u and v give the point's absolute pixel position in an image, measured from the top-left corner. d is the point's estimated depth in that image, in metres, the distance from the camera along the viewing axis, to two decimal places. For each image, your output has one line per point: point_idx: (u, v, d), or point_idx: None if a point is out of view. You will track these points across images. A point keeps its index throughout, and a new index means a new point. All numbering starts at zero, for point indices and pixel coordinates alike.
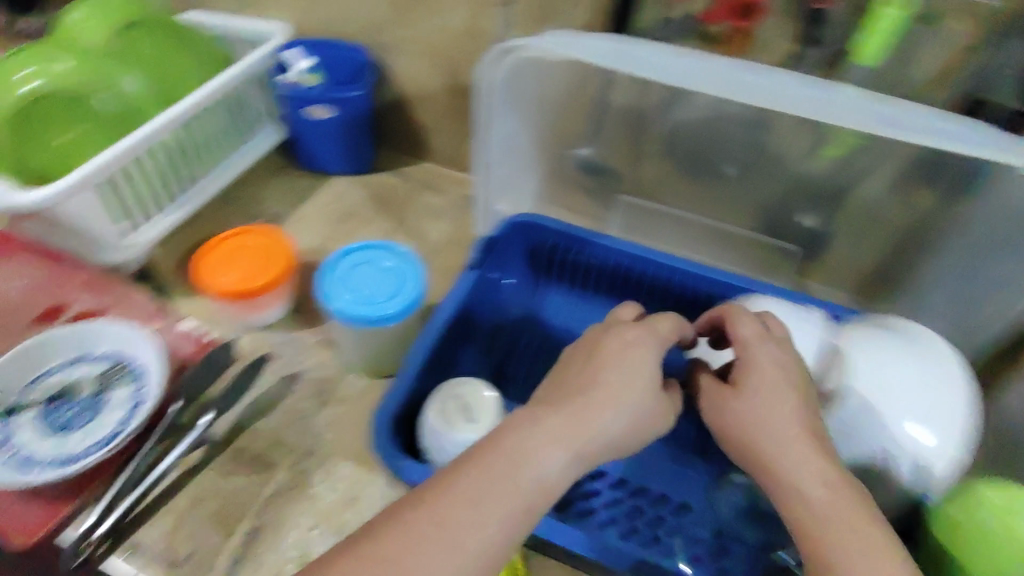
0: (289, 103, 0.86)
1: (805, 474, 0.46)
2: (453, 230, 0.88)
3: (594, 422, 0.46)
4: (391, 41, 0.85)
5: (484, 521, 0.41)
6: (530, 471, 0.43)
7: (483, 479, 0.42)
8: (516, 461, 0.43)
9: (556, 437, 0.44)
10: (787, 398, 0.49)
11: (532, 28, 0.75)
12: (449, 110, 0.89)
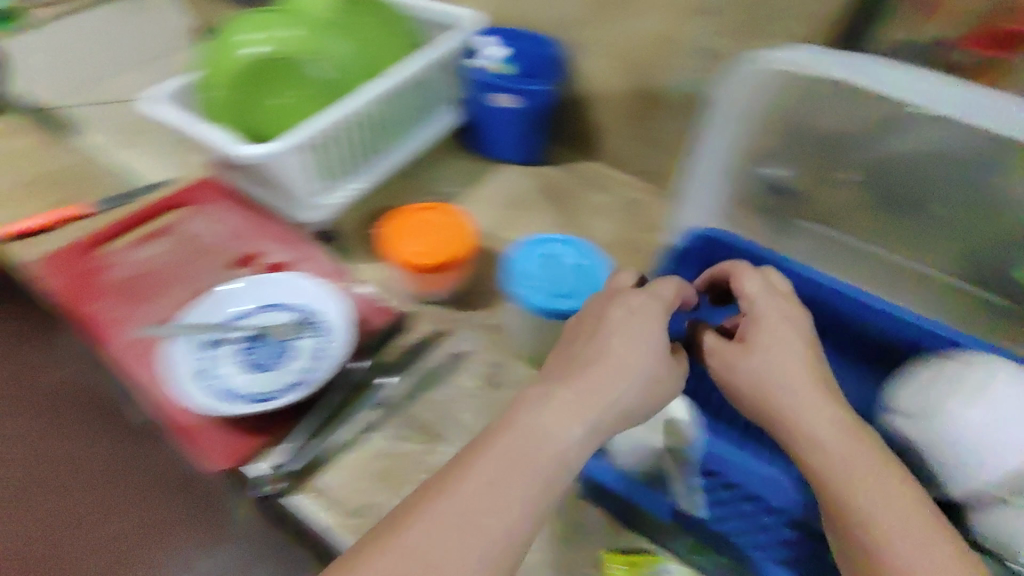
0: (477, 90, 0.88)
1: (836, 455, 0.46)
2: (619, 233, 0.87)
3: (603, 400, 0.47)
4: (580, 39, 0.84)
5: (508, 499, 0.43)
6: (547, 443, 0.45)
7: (494, 457, 0.44)
8: (535, 436, 0.45)
9: (568, 416, 0.46)
10: (806, 374, 0.49)
11: (739, 39, 0.71)
12: (628, 113, 0.87)
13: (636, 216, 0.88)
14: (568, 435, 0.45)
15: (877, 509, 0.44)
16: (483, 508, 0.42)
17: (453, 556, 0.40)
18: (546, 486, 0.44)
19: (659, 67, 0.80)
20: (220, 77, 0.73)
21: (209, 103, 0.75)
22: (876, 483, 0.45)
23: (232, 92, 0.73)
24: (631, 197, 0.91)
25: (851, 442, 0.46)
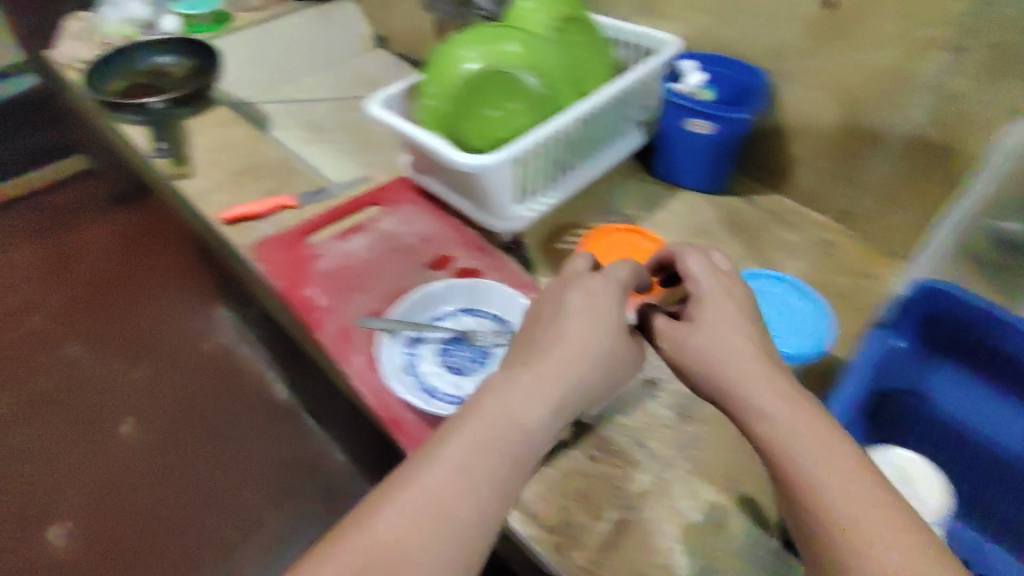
0: (672, 115, 0.85)
1: (777, 432, 0.46)
2: (811, 274, 0.82)
3: (551, 389, 0.52)
4: (791, 69, 0.80)
5: (481, 479, 0.48)
6: (508, 424, 0.50)
7: (464, 443, 0.49)
8: (502, 421, 0.50)
9: (522, 400, 0.51)
10: (742, 345, 0.52)
11: (985, 81, 0.66)
12: (833, 148, 0.82)
13: (831, 258, 0.84)
14: (526, 416, 0.51)
15: (822, 481, 0.43)
16: (454, 486, 0.47)
17: (414, 525, 0.45)
18: (499, 466, 0.48)
19: (882, 104, 0.75)
20: (440, 86, 0.74)
21: (424, 110, 0.75)
22: (784, 442, 0.45)
23: (450, 101, 0.74)
24: (823, 237, 0.86)
25: (810, 417, 0.46)
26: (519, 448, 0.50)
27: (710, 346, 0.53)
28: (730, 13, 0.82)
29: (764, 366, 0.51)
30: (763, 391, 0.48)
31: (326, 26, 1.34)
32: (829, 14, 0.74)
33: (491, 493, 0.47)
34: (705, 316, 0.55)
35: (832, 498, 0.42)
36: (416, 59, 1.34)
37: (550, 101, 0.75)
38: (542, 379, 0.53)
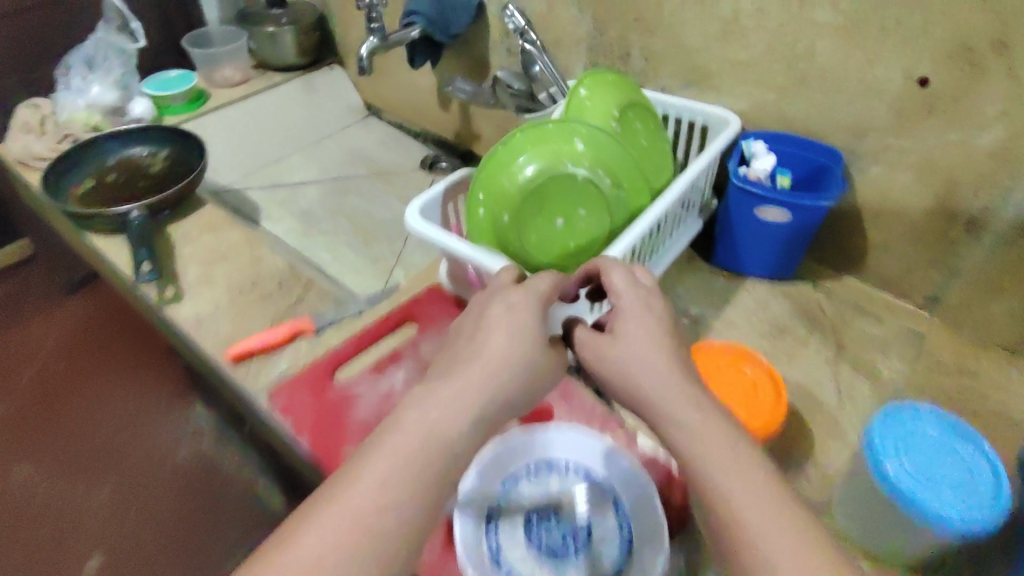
0: (739, 202, 0.75)
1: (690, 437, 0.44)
2: (914, 374, 0.72)
3: (472, 385, 0.46)
4: (870, 147, 0.72)
5: (405, 496, 0.41)
6: (431, 442, 0.44)
7: (390, 455, 0.43)
8: (425, 433, 0.44)
9: (451, 404, 0.45)
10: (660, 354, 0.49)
11: None
12: (917, 232, 0.74)
13: (929, 352, 0.74)
14: (448, 428, 0.44)
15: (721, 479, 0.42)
16: (372, 505, 0.41)
17: (332, 555, 0.39)
18: (422, 482, 0.42)
19: (982, 186, 0.66)
20: (495, 196, 0.61)
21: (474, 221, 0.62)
22: (703, 451, 0.43)
23: (507, 212, 0.60)
24: (911, 329, 0.76)
25: (706, 421, 0.45)
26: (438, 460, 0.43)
27: (633, 359, 0.49)
28: (799, 87, 0.73)
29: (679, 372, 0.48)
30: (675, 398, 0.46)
31: (314, 103, 1.22)
32: (921, 89, 0.65)
33: (406, 507, 0.41)
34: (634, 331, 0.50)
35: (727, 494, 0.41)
36: (416, 132, 1.23)
37: (625, 209, 0.63)
38: (474, 392, 0.46)
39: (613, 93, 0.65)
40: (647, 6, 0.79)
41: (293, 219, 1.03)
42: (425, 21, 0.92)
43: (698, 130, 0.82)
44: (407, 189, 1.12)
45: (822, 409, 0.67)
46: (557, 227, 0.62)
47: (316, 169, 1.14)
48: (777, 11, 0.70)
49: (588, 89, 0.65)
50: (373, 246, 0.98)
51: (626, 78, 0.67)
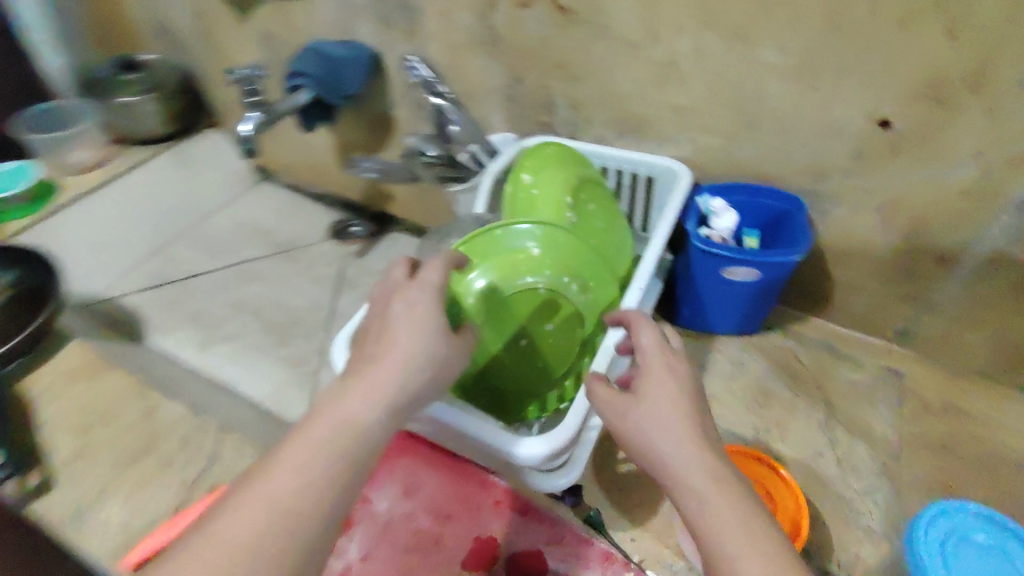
0: (704, 265, 0.67)
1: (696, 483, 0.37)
2: (906, 425, 0.67)
3: (388, 371, 0.40)
4: (833, 188, 0.66)
5: (319, 481, 0.36)
6: (346, 432, 0.38)
7: (300, 447, 0.37)
8: (338, 428, 0.38)
9: (366, 395, 0.39)
10: (674, 410, 0.41)
11: None
12: (887, 270, 0.69)
13: (915, 394, 0.70)
14: (360, 418, 0.38)
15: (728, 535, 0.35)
16: (287, 493, 0.35)
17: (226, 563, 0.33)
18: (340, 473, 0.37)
19: (958, 224, 0.63)
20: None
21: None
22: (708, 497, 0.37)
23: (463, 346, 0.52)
24: (891, 369, 0.72)
25: (711, 465, 0.38)
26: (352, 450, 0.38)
27: (646, 415, 0.41)
28: (749, 131, 0.66)
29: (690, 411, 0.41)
30: (678, 440, 0.39)
31: (191, 177, 1.05)
32: (886, 130, 0.60)
33: (320, 497, 0.36)
34: (654, 380, 0.42)
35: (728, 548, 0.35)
36: (318, 195, 1.07)
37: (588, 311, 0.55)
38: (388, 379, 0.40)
39: (560, 178, 0.58)
40: (570, 52, 0.69)
41: (186, 326, 0.86)
42: (315, 83, 0.79)
43: (643, 182, 0.74)
44: (317, 266, 0.97)
45: (826, 489, 0.61)
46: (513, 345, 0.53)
47: (206, 256, 0.97)
48: (720, 53, 0.62)
49: (534, 175, 0.57)
50: (290, 348, 0.84)
51: (573, 154, 0.58)
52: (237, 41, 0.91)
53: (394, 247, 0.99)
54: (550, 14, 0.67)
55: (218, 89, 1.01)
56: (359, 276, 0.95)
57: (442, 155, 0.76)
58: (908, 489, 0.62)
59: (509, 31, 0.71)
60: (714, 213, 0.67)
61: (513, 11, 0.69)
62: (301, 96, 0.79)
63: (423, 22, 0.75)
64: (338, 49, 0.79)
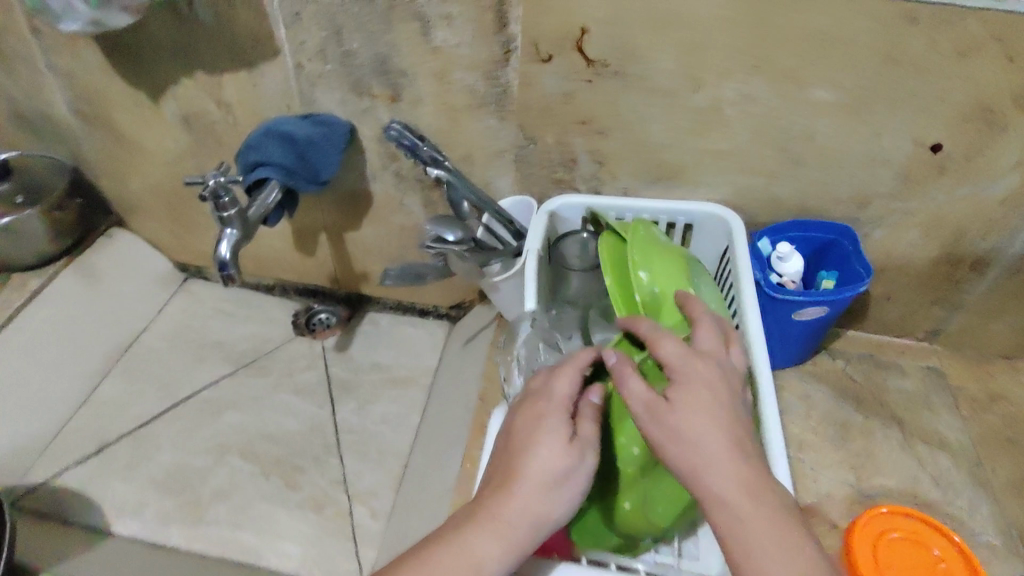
0: (774, 311, 0.65)
1: (729, 496, 0.36)
2: (967, 424, 0.70)
3: (519, 502, 0.39)
4: (874, 214, 0.65)
5: None
6: (468, 569, 0.38)
7: (428, 567, 0.38)
8: (467, 558, 0.38)
9: (499, 524, 0.38)
10: (723, 425, 0.38)
11: None
12: (922, 278, 0.70)
13: (958, 389, 0.73)
14: (485, 550, 0.38)
15: (761, 537, 0.36)
16: None
17: None
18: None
19: (991, 229, 0.64)
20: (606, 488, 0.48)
21: (582, 522, 0.49)
22: (740, 508, 0.36)
23: (628, 502, 0.47)
24: (931, 366, 0.75)
25: (748, 478, 0.37)
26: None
27: (683, 429, 0.38)
28: (793, 168, 0.63)
29: (729, 425, 0.39)
30: (724, 453, 0.37)
31: (104, 297, 0.85)
32: (934, 154, 0.59)
33: None
34: (692, 395, 0.39)
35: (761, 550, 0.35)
36: (267, 284, 0.91)
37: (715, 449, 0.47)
38: (514, 521, 0.38)
39: (669, 266, 0.53)
40: (595, 105, 0.62)
41: (163, 497, 0.72)
42: (283, 172, 0.65)
43: (681, 229, 0.69)
44: (295, 372, 0.84)
45: (938, 513, 0.62)
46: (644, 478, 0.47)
47: (154, 397, 0.81)
48: (767, 97, 0.58)
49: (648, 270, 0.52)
50: (301, 494, 0.72)
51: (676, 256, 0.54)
52: (152, 123, 0.74)
53: (372, 333, 0.87)
54: (574, 68, 0.60)
55: (126, 181, 0.82)
56: (354, 378, 0.83)
57: (463, 240, 0.65)
58: (998, 491, 0.64)
59: (523, 88, 0.62)
60: (780, 258, 0.65)
61: (528, 66, 0.60)
62: (270, 194, 0.65)
63: (411, 85, 0.64)
64: (304, 129, 0.65)
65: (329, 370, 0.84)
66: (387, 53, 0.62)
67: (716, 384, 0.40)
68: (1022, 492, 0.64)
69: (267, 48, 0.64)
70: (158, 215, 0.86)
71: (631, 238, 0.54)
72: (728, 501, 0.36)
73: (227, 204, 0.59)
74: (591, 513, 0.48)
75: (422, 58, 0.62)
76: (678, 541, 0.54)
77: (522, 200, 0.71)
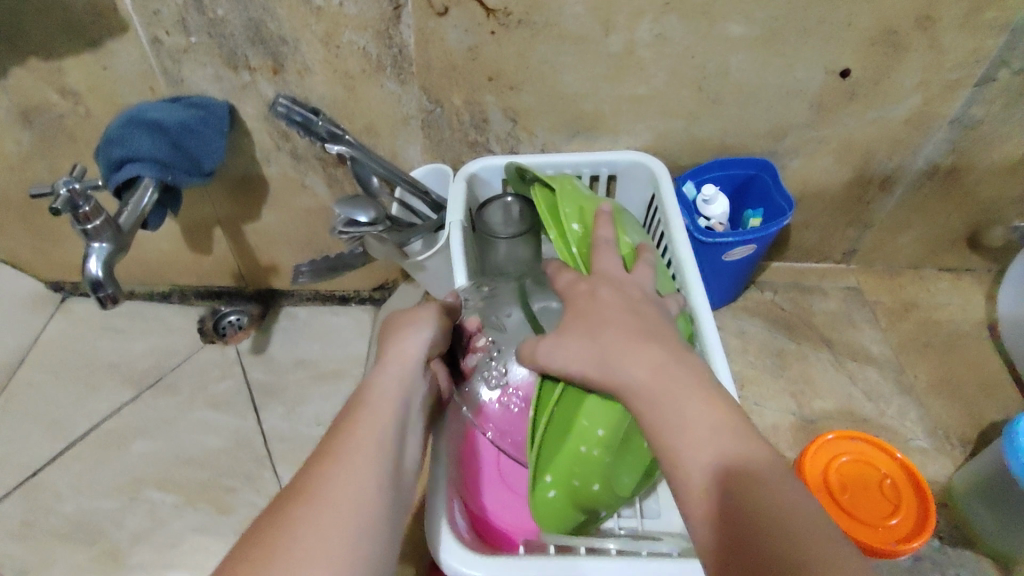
0: (706, 253, 0.65)
1: (649, 387, 0.35)
2: (888, 335, 0.73)
3: (398, 349, 0.44)
4: (791, 145, 0.66)
5: (372, 438, 0.38)
6: (382, 404, 0.40)
7: (352, 425, 0.39)
8: (380, 398, 0.41)
9: (389, 369, 0.42)
10: (622, 326, 0.38)
11: (1012, 100, 0.61)
12: (837, 205, 0.72)
13: (875, 303, 0.76)
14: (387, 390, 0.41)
15: (685, 415, 0.34)
16: (357, 456, 0.37)
17: (330, 522, 0.33)
18: (384, 432, 0.39)
19: (896, 148, 0.66)
20: (569, 469, 0.43)
21: (546, 508, 0.44)
22: (663, 395, 0.35)
23: (597, 481, 0.44)
24: (852, 285, 0.78)
25: (661, 362, 0.36)
26: (391, 414, 0.40)
27: (584, 347, 0.38)
28: (711, 108, 0.62)
29: (635, 325, 0.38)
30: (627, 346, 0.37)
31: None
32: (843, 80, 0.59)
33: (381, 453, 0.38)
34: (590, 317, 0.40)
35: (693, 433, 0.33)
36: (163, 292, 0.82)
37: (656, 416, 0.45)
38: (396, 350, 0.43)
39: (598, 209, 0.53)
40: (503, 58, 0.57)
41: (75, 547, 0.65)
42: (158, 167, 0.56)
43: (606, 182, 0.67)
44: (210, 384, 0.76)
45: (873, 427, 0.66)
46: (600, 455, 0.43)
47: (42, 438, 0.72)
48: (682, 35, 0.55)
49: (581, 224, 0.51)
50: (237, 518, 0.67)
51: (588, 199, 0.54)
52: None
53: (292, 329, 0.80)
54: (477, 20, 0.54)
55: None
56: (277, 380, 0.76)
57: (378, 220, 0.58)
58: (920, 394, 0.69)
59: (423, 45, 0.56)
60: (705, 201, 0.66)
61: (426, 20, 0.54)
62: (144, 196, 0.56)
63: (294, 54, 0.57)
64: (175, 114, 0.56)
65: (249, 376, 0.77)
66: (261, 19, 0.54)
67: (615, 300, 0.41)
68: (941, 392, 0.69)
69: (113, 23, 0.54)
70: (12, 229, 0.74)
71: (559, 191, 0.54)
72: (644, 387, 0.35)
73: (89, 213, 0.51)
74: (555, 497, 0.44)
75: (304, 22, 0.54)
76: (639, 502, 0.53)
77: (435, 168, 0.66)
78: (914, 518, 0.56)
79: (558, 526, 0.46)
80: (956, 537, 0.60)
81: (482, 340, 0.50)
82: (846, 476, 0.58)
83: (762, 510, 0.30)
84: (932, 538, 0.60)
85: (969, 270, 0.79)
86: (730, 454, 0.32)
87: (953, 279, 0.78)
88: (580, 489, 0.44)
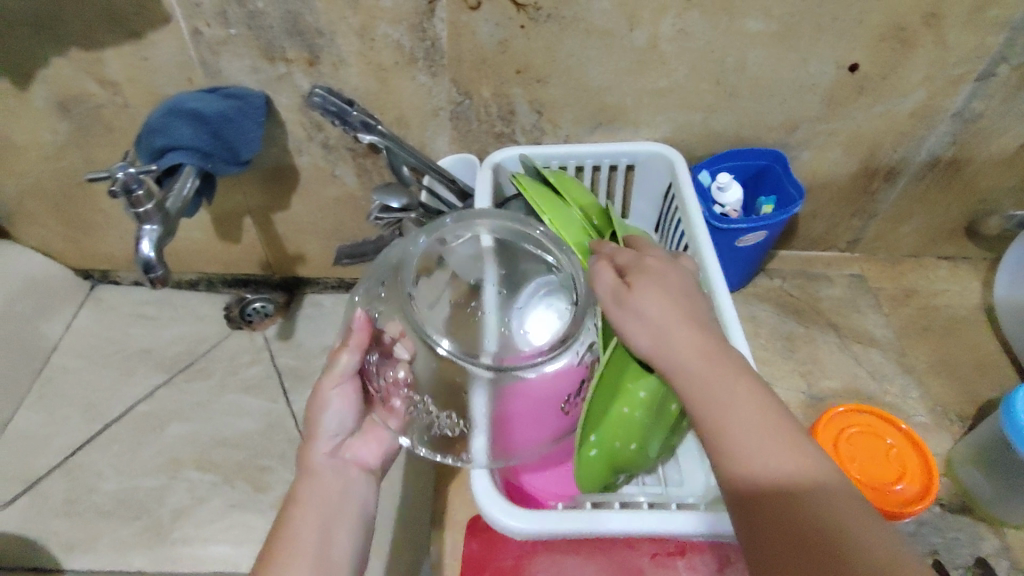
0: (720, 239, 0.68)
1: (698, 370, 0.38)
2: (891, 319, 0.77)
3: (316, 439, 0.48)
4: (802, 137, 0.68)
5: (310, 534, 0.44)
6: (311, 501, 0.45)
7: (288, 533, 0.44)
8: (312, 496, 0.46)
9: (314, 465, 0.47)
10: (678, 306, 0.40)
11: (1012, 94, 0.64)
12: (844, 196, 0.75)
13: (878, 290, 0.80)
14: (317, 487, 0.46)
15: (733, 407, 0.36)
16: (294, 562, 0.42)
17: None
18: (317, 527, 0.44)
19: (901, 141, 0.69)
20: (614, 431, 0.46)
21: (587, 467, 0.47)
22: (712, 381, 0.37)
23: (636, 441, 0.47)
24: (857, 274, 0.81)
25: (709, 349, 0.38)
26: (320, 507, 0.45)
27: (639, 311, 0.40)
28: (728, 100, 0.64)
29: (693, 311, 0.40)
30: (682, 328, 0.39)
31: None
32: (853, 74, 0.62)
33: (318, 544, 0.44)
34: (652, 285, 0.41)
35: (735, 420, 0.36)
36: (190, 281, 0.83)
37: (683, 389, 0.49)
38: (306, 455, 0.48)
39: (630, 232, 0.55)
40: (532, 51, 0.59)
41: (116, 524, 0.67)
42: (199, 156, 0.58)
43: (625, 171, 0.70)
44: (240, 369, 0.78)
45: (879, 405, 0.70)
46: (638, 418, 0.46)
47: (78, 420, 0.74)
48: (703, 30, 0.58)
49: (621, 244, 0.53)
50: (272, 494, 0.69)
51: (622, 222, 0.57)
52: (21, 114, 0.64)
53: (315, 316, 0.82)
54: (507, 14, 0.56)
55: None
56: (305, 364, 0.79)
57: (411, 207, 0.60)
58: (922, 374, 0.72)
59: (455, 39, 0.58)
60: (719, 188, 0.68)
61: (459, 13, 0.56)
62: (185, 184, 0.57)
63: (330, 46, 0.58)
64: (215, 105, 0.58)
65: (277, 360, 0.79)
66: (299, 11, 0.56)
67: (671, 273, 0.43)
68: (941, 372, 0.72)
69: (154, 15, 0.56)
70: (42, 220, 0.75)
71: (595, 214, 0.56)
72: (697, 372, 0.38)
73: (142, 197, 0.52)
74: (596, 458, 0.47)
75: (341, 14, 0.56)
76: (661, 470, 0.56)
77: (462, 157, 0.69)
78: (922, 487, 0.59)
79: (591, 485, 0.48)
80: (955, 503, 0.63)
81: (402, 374, 0.48)
82: (854, 448, 0.61)
83: (803, 511, 0.33)
84: (934, 505, 0.63)
85: (965, 259, 0.83)
86: (771, 449, 0.35)
87: (951, 267, 0.82)
88: (619, 451, 0.47)
